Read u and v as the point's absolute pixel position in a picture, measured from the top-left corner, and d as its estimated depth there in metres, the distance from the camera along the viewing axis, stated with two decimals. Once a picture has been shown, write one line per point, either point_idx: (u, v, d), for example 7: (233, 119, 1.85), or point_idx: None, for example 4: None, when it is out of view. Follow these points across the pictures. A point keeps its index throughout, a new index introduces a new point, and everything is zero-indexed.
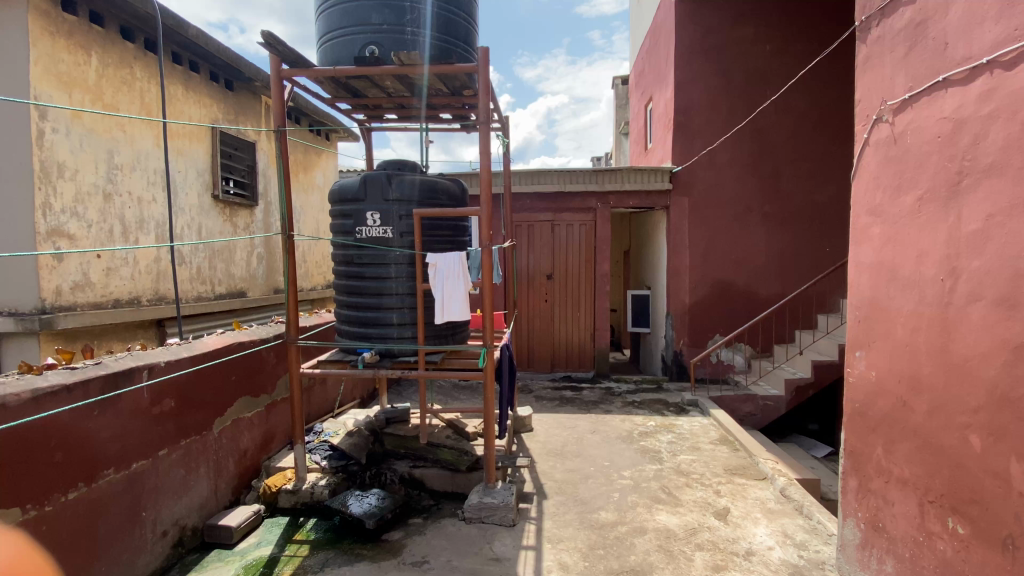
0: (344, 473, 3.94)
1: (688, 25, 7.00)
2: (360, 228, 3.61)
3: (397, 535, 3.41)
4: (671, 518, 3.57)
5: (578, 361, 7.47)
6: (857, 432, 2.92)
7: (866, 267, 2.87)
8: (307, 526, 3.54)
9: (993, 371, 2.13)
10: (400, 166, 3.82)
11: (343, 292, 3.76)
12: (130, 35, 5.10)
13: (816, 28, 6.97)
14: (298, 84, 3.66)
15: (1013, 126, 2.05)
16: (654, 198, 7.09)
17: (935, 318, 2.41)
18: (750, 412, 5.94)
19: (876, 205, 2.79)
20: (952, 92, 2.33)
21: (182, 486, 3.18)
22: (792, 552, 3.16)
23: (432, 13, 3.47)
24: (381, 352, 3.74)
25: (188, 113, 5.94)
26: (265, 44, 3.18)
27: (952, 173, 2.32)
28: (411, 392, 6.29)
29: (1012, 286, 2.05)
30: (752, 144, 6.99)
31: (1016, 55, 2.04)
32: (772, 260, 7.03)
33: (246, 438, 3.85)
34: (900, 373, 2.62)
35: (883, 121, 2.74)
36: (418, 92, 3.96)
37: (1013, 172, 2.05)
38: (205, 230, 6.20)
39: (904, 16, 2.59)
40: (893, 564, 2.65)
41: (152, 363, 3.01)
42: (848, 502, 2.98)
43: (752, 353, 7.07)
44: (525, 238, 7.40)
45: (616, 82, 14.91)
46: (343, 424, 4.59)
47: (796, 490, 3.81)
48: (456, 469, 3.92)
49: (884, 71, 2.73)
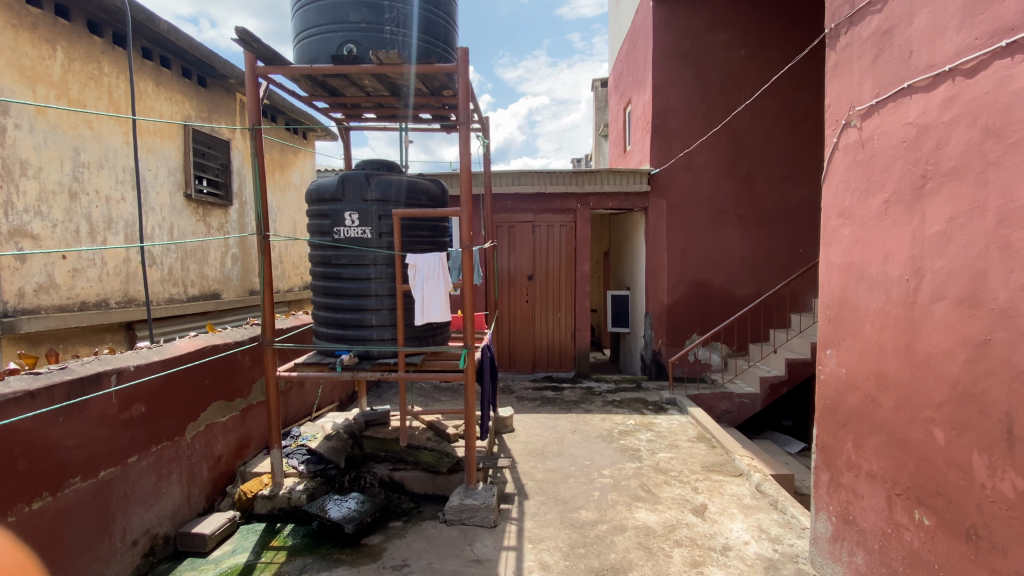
0: (322, 477, 3.88)
1: (665, 29, 7.10)
2: (337, 228, 3.56)
3: (376, 539, 3.37)
4: (651, 516, 3.61)
5: (559, 361, 7.50)
6: (829, 428, 3.01)
7: (836, 267, 2.97)
8: (284, 532, 3.48)
9: (956, 368, 2.21)
10: (378, 166, 3.78)
11: (321, 293, 3.71)
12: (98, 29, 4.93)
13: (787, 34, 7.15)
14: (274, 82, 3.60)
15: (973, 131, 2.13)
16: (632, 200, 7.19)
17: (901, 317, 2.50)
18: (726, 410, 6.07)
19: (846, 207, 2.88)
20: (916, 98, 2.41)
21: (153, 493, 3.08)
22: (767, 547, 3.23)
23: (413, 13, 3.45)
24: (360, 353, 3.68)
25: (159, 110, 5.78)
26: (239, 40, 3.11)
27: (916, 176, 2.41)
28: (391, 394, 6.25)
29: (974, 286, 2.13)
30: (727, 147, 7.12)
31: (976, 63, 2.11)
32: (747, 261, 7.18)
33: (220, 443, 3.76)
34: (868, 370, 2.71)
35: (852, 126, 2.83)
36: (397, 92, 3.95)
37: (973, 176, 2.13)
38: (177, 231, 6.02)
39: (871, 24, 2.68)
40: (863, 556, 2.73)
41: (121, 367, 2.93)
42: (821, 497, 3.07)
43: (728, 352, 7.21)
44: (505, 238, 7.40)
45: (594, 84, 15.09)
46: (321, 427, 4.55)
47: (771, 485, 3.90)
48: (436, 471, 3.89)
49: (853, 77, 2.82)
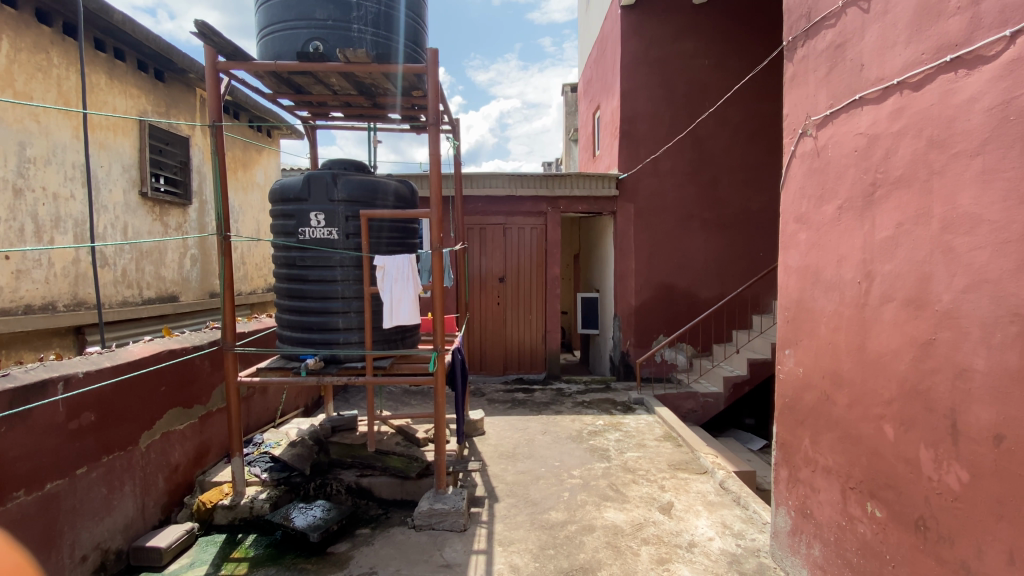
0: (286, 485, 3.77)
1: (633, 37, 7.25)
2: (302, 228, 3.47)
3: (343, 547, 3.29)
4: (619, 515, 3.66)
5: (530, 362, 7.53)
6: (788, 425, 3.13)
7: (794, 270, 3.09)
8: (246, 543, 3.36)
9: (903, 366, 2.33)
10: (345, 166, 3.71)
11: (285, 296, 3.62)
12: (47, 19, 4.68)
13: (749, 45, 7.39)
14: (237, 77, 3.49)
15: (919, 142, 2.25)
16: (601, 203, 7.29)
17: (854, 317, 2.61)
18: (691, 409, 6.21)
19: (802, 213, 3.01)
20: (867, 109, 2.53)
21: (104, 506, 2.93)
22: (730, 542, 3.33)
23: (381, 11, 3.40)
24: (326, 357, 3.59)
25: (112, 104, 5.54)
26: (198, 34, 3.00)
27: (868, 184, 2.52)
28: (358, 399, 6.14)
29: (919, 288, 2.25)
30: (692, 153, 7.31)
31: (922, 77, 2.22)
32: (711, 264, 7.39)
33: (178, 452, 3.61)
34: (823, 369, 2.83)
35: (808, 135, 2.96)
36: (365, 91, 3.88)
37: (918, 185, 2.25)
38: (132, 230, 5.76)
39: (825, 37, 2.81)
40: (820, 549, 2.83)
41: (69, 374, 2.77)
42: (780, 492, 3.19)
43: (693, 353, 7.39)
44: (476, 240, 7.37)
45: (565, 89, 15.32)
46: (286, 433, 4.40)
47: (734, 482, 4.01)
48: (405, 476, 3.85)
49: (809, 88, 2.95)
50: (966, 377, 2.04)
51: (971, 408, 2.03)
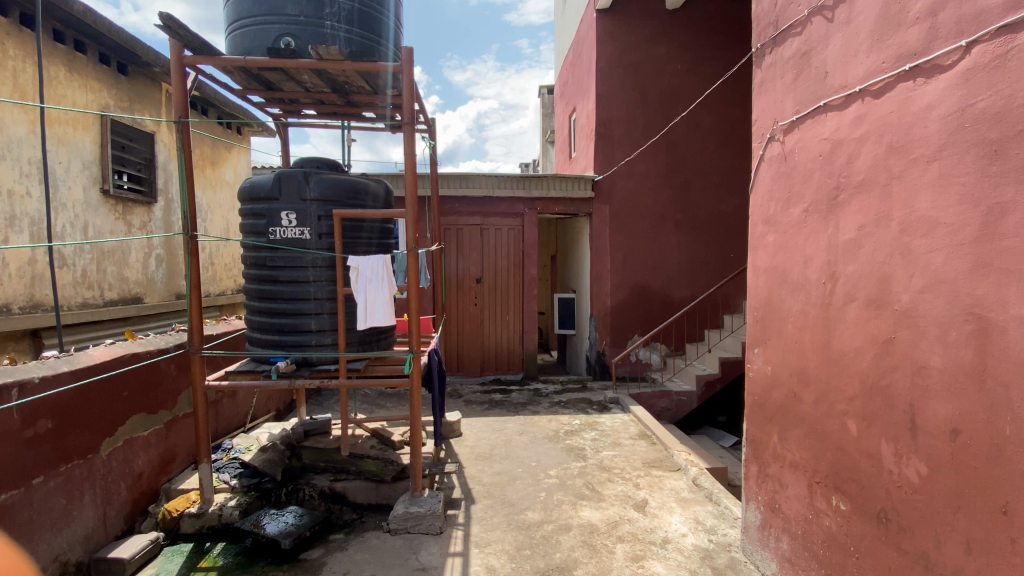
0: (257, 492, 3.70)
1: (608, 40, 7.33)
2: (273, 228, 3.40)
3: (316, 554, 3.23)
4: (594, 513, 3.69)
5: (507, 363, 7.53)
6: (758, 422, 3.22)
7: (762, 271, 3.18)
8: (214, 552, 3.27)
9: (865, 364, 2.41)
10: (318, 165, 3.65)
11: (255, 297, 3.53)
12: (2, 8, 4.46)
13: (720, 51, 7.56)
14: (204, 72, 3.39)
15: (880, 148, 2.33)
16: (577, 205, 7.35)
17: (819, 316, 2.70)
18: (665, 407, 6.32)
19: (771, 215, 3.10)
20: (831, 115, 2.62)
21: (63, 516, 2.81)
22: (703, 538, 3.39)
23: (355, 8, 3.35)
24: (298, 360, 3.51)
25: (72, 98, 5.31)
26: (163, 27, 2.91)
27: (832, 188, 2.61)
28: (333, 402, 6.04)
29: (880, 289, 2.33)
30: (665, 156, 7.43)
31: (883, 85, 2.31)
32: (684, 265, 7.52)
33: (142, 460, 3.48)
34: (791, 367, 2.91)
35: (776, 139, 3.05)
36: (339, 89, 3.82)
37: (879, 189, 2.33)
38: (93, 229, 5.54)
39: (792, 45, 2.89)
40: (788, 542, 2.91)
41: (24, 380, 2.65)
42: (750, 487, 3.27)
43: (667, 352, 7.51)
44: (453, 241, 7.34)
45: (542, 91, 15.43)
46: (256, 439, 4.35)
47: (706, 478, 4.09)
48: (380, 480, 3.78)
49: (777, 94, 3.04)
50: (924, 374, 2.13)
51: (928, 404, 2.11)
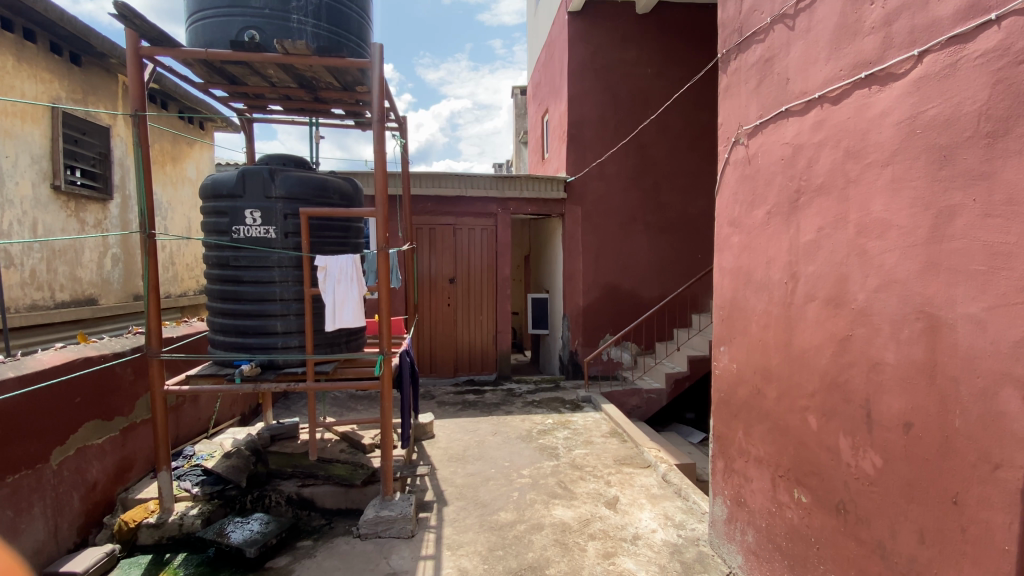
0: (220, 499, 3.56)
1: (580, 42, 7.40)
2: (236, 227, 3.30)
3: (282, 561, 3.15)
4: (566, 512, 3.72)
5: (480, 364, 7.51)
6: (724, 418, 3.31)
7: (728, 271, 3.26)
8: (175, 563, 3.15)
9: (824, 360, 2.51)
10: (284, 162, 3.56)
11: (217, 298, 3.42)
12: None
13: (688, 56, 7.73)
14: (163, 64, 3.26)
15: (837, 153, 2.42)
16: (550, 205, 7.40)
17: (781, 315, 2.79)
18: (636, 406, 6.41)
19: (736, 216, 3.19)
20: (792, 120, 2.71)
21: (9, 530, 2.66)
22: (672, 533, 3.46)
23: (322, 3, 3.28)
24: (263, 363, 3.42)
25: (21, 89, 5.03)
26: (118, 16, 2.78)
27: (793, 190, 2.70)
28: (301, 405, 5.90)
29: (838, 288, 2.42)
30: (636, 158, 7.55)
31: (840, 92, 2.40)
32: (654, 265, 7.66)
33: (96, 468, 3.32)
34: (755, 365, 3.00)
35: (740, 143, 3.14)
36: (306, 85, 3.73)
37: (836, 192, 2.43)
38: (43, 227, 5.26)
39: (756, 51, 2.98)
40: (753, 535, 3.00)
41: None
42: (717, 482, 3.35)
43: (638, 351, 7.62)
44: (425, 240, 7.28)
45: (515, 92, 15.47)
46: (219, 445, 4.17)
47: (675, 474, 4.17)
48: (349, 484, 3.72)
49: (741, 99, 3.12)
50: (878, 369, 2.22)
51: (883, 398, 2.20)
